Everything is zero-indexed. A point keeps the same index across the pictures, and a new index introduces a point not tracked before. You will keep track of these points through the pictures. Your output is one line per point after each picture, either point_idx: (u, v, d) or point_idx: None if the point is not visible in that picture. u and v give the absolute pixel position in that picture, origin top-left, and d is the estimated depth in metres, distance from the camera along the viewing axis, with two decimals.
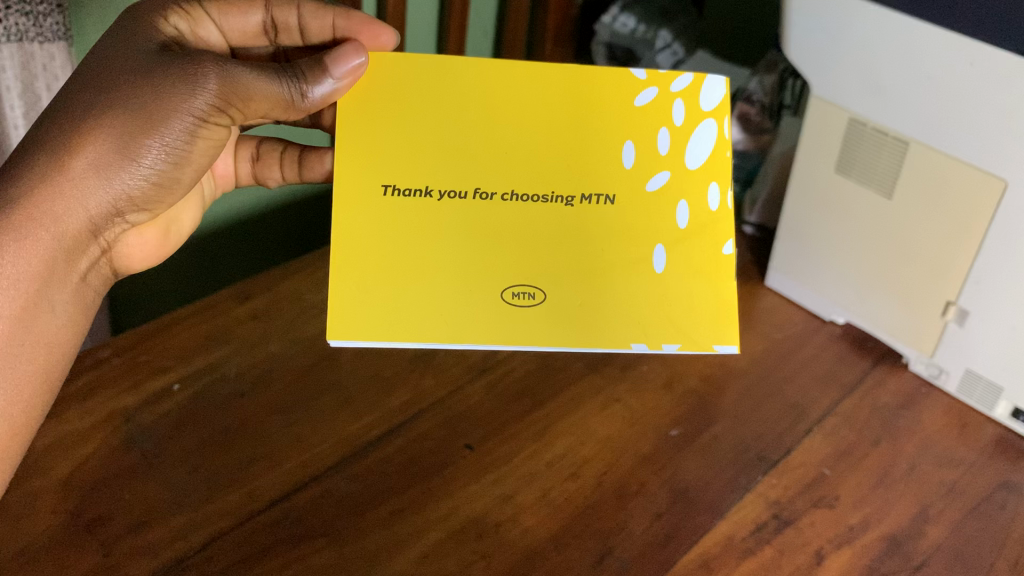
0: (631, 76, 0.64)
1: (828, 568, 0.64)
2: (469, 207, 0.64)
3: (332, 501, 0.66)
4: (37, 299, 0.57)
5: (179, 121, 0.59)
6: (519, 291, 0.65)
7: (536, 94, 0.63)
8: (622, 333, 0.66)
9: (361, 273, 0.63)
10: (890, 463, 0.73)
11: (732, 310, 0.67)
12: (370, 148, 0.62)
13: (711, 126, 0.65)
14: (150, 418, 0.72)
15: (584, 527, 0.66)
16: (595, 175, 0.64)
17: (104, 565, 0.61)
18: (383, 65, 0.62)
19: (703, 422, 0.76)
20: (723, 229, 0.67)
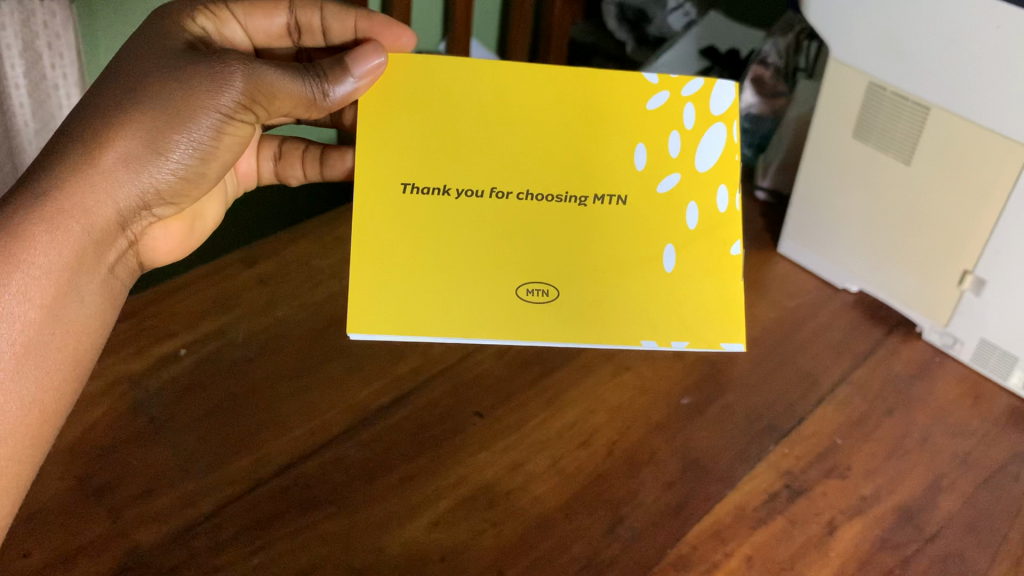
0: (642, 81, 0.63)
1: (841, 539, 0.64)
2: (488, 206, 0.63)
3: (341, 468, 0.66)
4: (67, 288, 0.54)
5: (207, 118, 0.58)
6: (532, 287, 0.63)
7: (550, 96, 0.62)
8: (635, 328, 0.63)
9: (380, 267, 0.62)
10: (903, 434, 0.72)
11: (739, 308, 0.65)
12: (389, 147, 0.61)
13: (721, 130, 0.64)
14: (157, 383, 0.71)
15: (595, 496, 0.66)
16: (608, 175, 0.63)
17: (113, 532, 0.61)
18: (401, 69, 0.61)
19: (714, 391, 0.75)
20: (732, 229, 0.64)
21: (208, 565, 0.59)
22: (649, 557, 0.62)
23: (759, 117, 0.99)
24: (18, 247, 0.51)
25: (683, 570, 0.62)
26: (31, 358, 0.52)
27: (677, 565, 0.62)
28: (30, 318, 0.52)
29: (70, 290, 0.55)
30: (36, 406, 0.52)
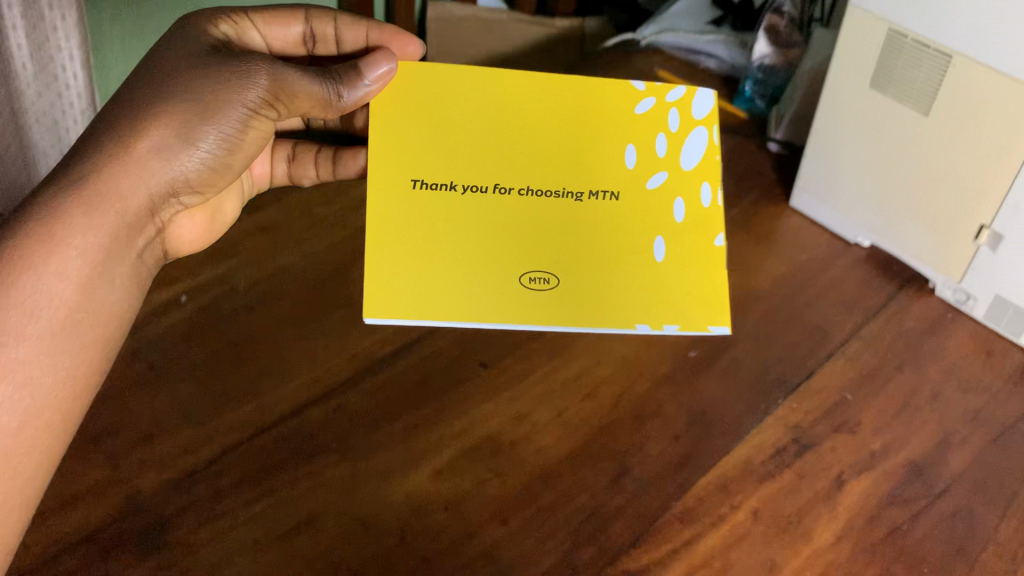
0: (630, 86, 0.62)
1: (849, 494, 0.64)
2: (491, 202, 0.62)
3: (345, 416, 0.65)
4: (101, 269, 0.54)
5: (234, 111, 0.58)
6: (534, 275, 0.61)
7: (542, 98, 0.62)
8: (632, 317, 0.62)
9: (391, 256, 0.60)
10: (913, 390, 0.71)
11: (722, 293, 0.64)
12: (396, 146, 0.60)
13: (703, 133, 0.63)
14: (157, 330, 0.70)
15: (601, 447, 0.65)
16: (601, 172, 0.62)
17: (113, 478, 0.60)
18: (402, 75, 0.61)
19: (722, 344, 0.74)
20: (715, 222, 0.64)
21: (210, 512, 0.59)
22: (653, 510, 0.62)
23: (772, 68, 0.96)
24: (53, 231, 0.51)
25: (689, 522, 0.61)
26: (64, 336, 0.51)
27: (683, 517, 0.62)
28: (64, 298, 0.51)
29: (101, 275, 0.54)
30: (71, 381, 0.51)
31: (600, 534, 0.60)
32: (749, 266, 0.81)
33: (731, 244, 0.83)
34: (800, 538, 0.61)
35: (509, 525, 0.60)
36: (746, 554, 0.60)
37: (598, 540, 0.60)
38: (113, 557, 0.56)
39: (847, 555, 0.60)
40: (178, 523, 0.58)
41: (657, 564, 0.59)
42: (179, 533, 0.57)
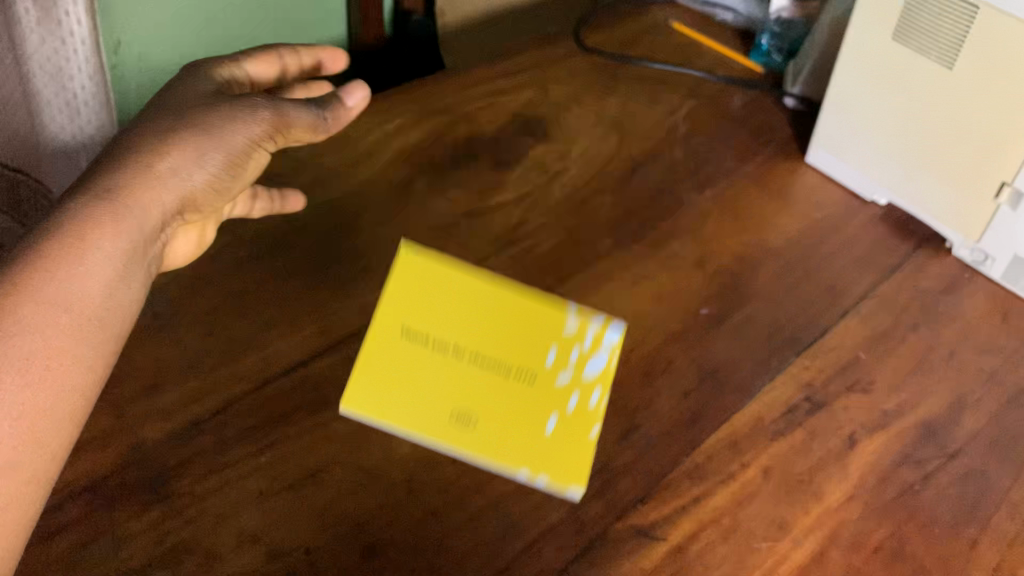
0: (558, 313, 0.59)
1: (861, 453, 0.63)
2: (452, 358, 0.58)
3: (352, 368, 0.65)
4: (128, 272, 0.49)
5: (242, 141, 0.57)
6: (460, 413, 0.58)
7: (487, 303, 0.58)
8: (512, 463, 0.58)
9: (369, 373, 0.58)
10: (928, 350, 0.70)
11: (587, 453, 0.58)
12: (416, 305, 0.58)
13: (600, 363, 0.60)
14: (161, 279, 0.69)
15: (610, 404, 0.65)
16: (517, 356, 0.58)
17: (117, 427, 0.59)
18: (411, 264, 0.58)
19: (735, 301, 0.73)
20: (588, 416, 0.59)
21: (215, 463, 0.58)
22: (662, 466, 0.61)
23: (790, 22, 0.96)
24: (83, 236, 0.48)
25: (698, 479, 0.61)
26: (89, 332, 0.46)
27: (692, 474, 0.61)
28: (93, 294, 0.47)
29: (128, 286, 0.50)
30: (95, 372, 0.47)
31: (608, 490, 0.60)
32: (763, 223, 0.80)
33: (746, 201, 0.81)
34: (810, 497, 0.61)
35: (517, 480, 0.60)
36: (755, 512, 0.59)
37: (606, 496, 0.59)
38: (117, 505, 0.55)
39: (857, 515, 0.60)
40: (183, 473, 0.57)
41: (666, 521, 0.59)
42: (184, 483, 0.57)
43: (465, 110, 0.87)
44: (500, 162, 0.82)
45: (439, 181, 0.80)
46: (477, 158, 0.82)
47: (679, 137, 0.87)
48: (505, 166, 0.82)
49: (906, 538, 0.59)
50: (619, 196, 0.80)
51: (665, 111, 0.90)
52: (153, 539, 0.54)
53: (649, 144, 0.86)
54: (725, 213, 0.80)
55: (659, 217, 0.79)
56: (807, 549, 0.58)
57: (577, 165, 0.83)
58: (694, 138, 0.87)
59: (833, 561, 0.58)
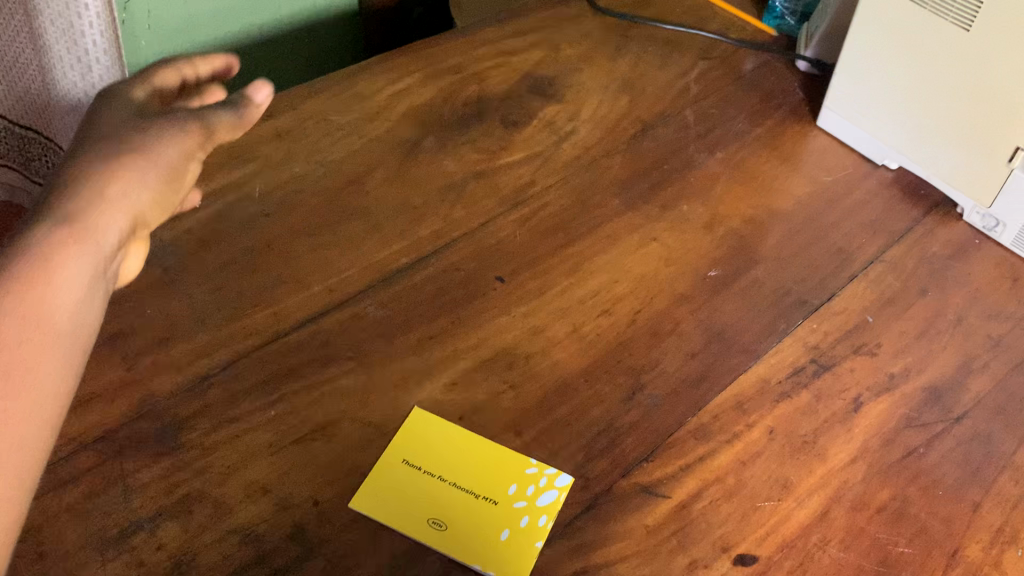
0: (523, 462, 0.59)
1: (866, 415, 0.63)
2: (433, 485, 0.57)
3: (361, 325, 0.65)
4: (59, 311, 0.45)
5: (172, 153, 0.54)
6: (437, 520, 0.56)
7: (461, 465, 0.59)
8: (470, 554, 0.54)
9: (374, 490, 0.57)
10: (936, 314, 0.70)
11: (539, 539, 0.55)
12: (421, 449, 0.59)
13: (553, 497, 0.58)
14: (171, 234, 0.69)
15: (616, 363, 0.65)
16: (483, 522, 0.56)
17: (128, 379, 0.60)
18: (412, 432, 0.60)
19: (744, 264, 0.73)
20: (530, 551, 0.55)
21: (225, 415, 0.59)
22: (667, 425, 0.62)
23: None
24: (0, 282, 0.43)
25: (703, 438, 0.61)
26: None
27: (697, 434, 0.61)
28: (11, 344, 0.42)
29: (95, 312, 0.48)
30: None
31: (614, 448, 0.60)
32: (773, 187, 0.79)
33: (756, 164, 0.81)
34: (815, 458, 0.61)
35: (523, 437, 0.60)
36: (760, 471, 0.60)
37: (611, 454, 0.60)
38: (128, 456, 0.56)
39: (861, 477, 0.60)
40: (193, 426, 0.58)
41: (671, 479, 0.59)
42: (193, 435, 0.57)
43: (475, 70, 0.86)
44: (510, 121, 0.82)
45: (449, 140, 0.79)
46: (486, 118, 0.82)
47: (690, 100, 0.86)
48: (515, 126, 0.81)
49: (909, 499, 0.59)
50: (629, 157, 0.80)
51: (677, 72, 0.89)
52: (164, 489, 0.55)
53: (660, 105, 0.85)
54: (735, 176, 0.80)
55: (668, 179, 0.78)
56: (810, 509, 0.58)
57: (586, 125, 0.82)
58: (705, 101, 0.86)
59: (836, 520, 0.58)
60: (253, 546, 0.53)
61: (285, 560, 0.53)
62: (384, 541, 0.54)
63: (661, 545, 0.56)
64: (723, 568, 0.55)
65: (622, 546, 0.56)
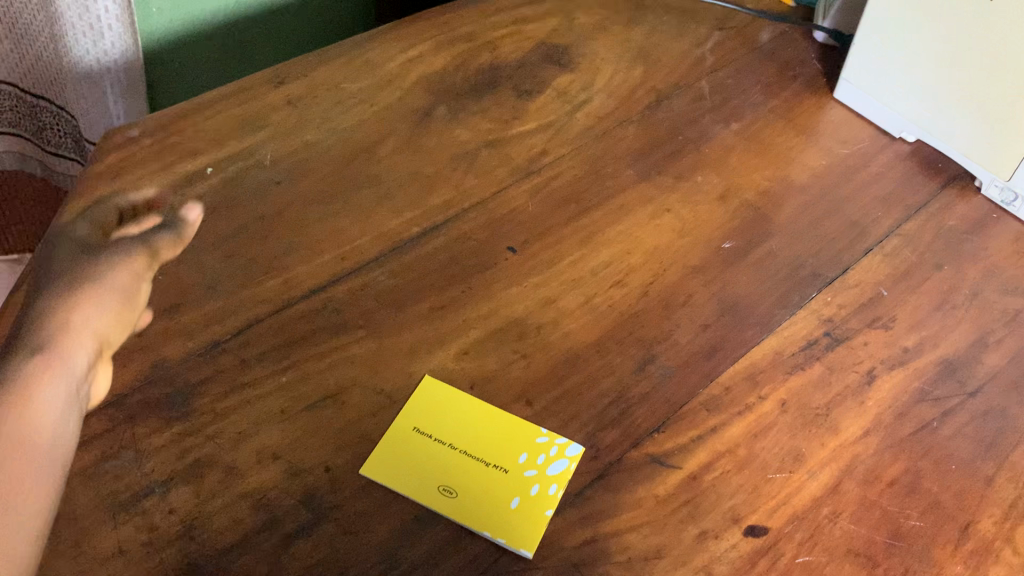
0: (535, 430, 0.59)
1: (879, 389, 0.63)
2: (444, 454, 0.58)
3: (371, 294, 0.65)
4: (45, 427, 0.46)
5: (122, 279, 0.56)
6: (447, 489, 0.56)
7: (472, 433, 0.59)
8: (479, 521, 0.54)
9: (385, 455, 0.57)
10: (951, 289, 0.70)
11: (548, 508, 0.55)
12: (431, 418, 0.59)
13: (564, 465, 0.57)
14: (182, 200, 0.68)
15: (628, 334, 0.65)
16: (494, 489, 0.56)
17: (138, 344, 0.60)
18: (424, 398, 0.60)
19: (758, 236, 0.72)
20: (539, 519, 0.55)
21: (236, 382, 0.59)
22: (679, 396, 0.61)
23: None
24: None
25: (715, 410, 0.61)
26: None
27: (708, 405, 0.61)
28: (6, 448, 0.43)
29: (74, 428, 0.49)
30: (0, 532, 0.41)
31: (624, 418, 0.60)
32: (789, 159, 0.78)
33: (772, 136, 0.80)
34: (827, 431, 0.61)
35: (534, 407, 0.60)
36: (771, 444, 0.60)
37: (622, 424, 0.60)
38: (139, 420, 0.56)
39: (873, 450, 0.60)
40: (204, 391, 0.58)
41: (682, 450, 0.59)
42: (204, 401, 0.57)
43: (488, 38, 0.85)
44: (523, 91, 0.81)
45: (461, 109, 0.79)
46: (499, 87, 0.81)
47: (706, 70, 0.85)
48: (528, 95, 0.80)
49: (922, 473, 0.59)
50: (643, 128, 0.79)
51: (692, 42, 0.88)
52: (175, 454, 0.55)
53: (675, 76, 0.84)
54: (750, 147, 0.79)
55: (682, 150, 0.78)
56: (822, 481, 0.58)
57: (600, 95, 0.81)
58: (721, 71, 0.85)
59: (847, 493, 0.58)
60: (263, 512, 0.53)
61: (296, 525, 0.53)
62: (395, 508, 0.54)
63: (671, 515, 0.56)
64: (733, 539, 0.55)
65: (632, 516, 0.56)
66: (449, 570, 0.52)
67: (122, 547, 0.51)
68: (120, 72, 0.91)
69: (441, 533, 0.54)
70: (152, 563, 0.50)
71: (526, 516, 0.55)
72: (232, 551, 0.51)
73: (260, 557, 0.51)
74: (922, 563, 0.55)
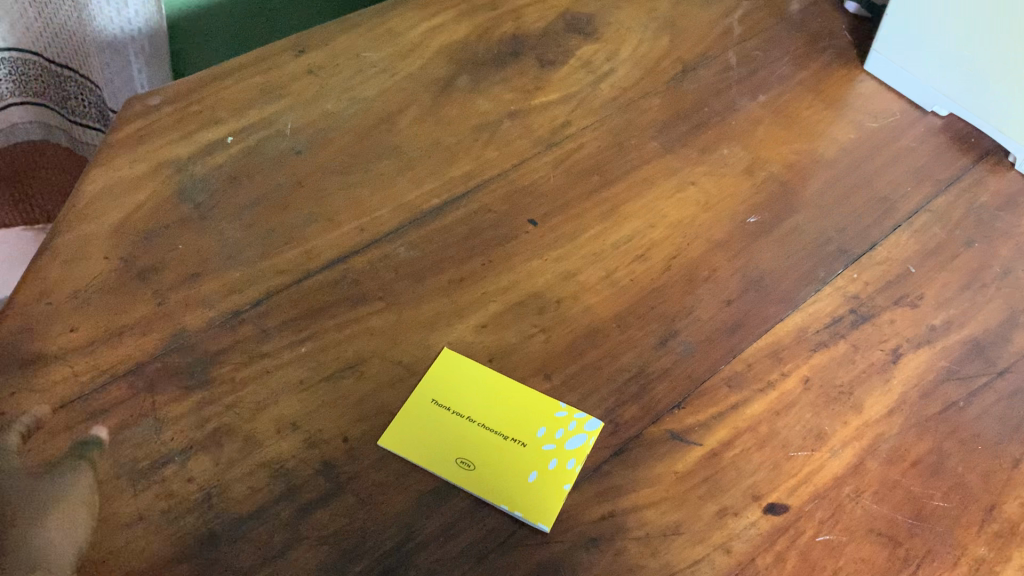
0: (553, 405, 0.59)
1: (905, 367, 0.62)
2: (462, 427, 0.57)
3: (390, 265, 0.64)
4: None
5: (50, 520, 0.47)
6: (465, 461, 0.56)
7: (491, 407, 0.58)
8: (497, 494, 0.54)
9: (404, 426, 0.57)
10: (981, 267, 0.68)
11: (566, 482, 0.55)
12: (450, 392, 0.59)
13: (583, 440, 0.57)
14: (203, 169, 0.68)
15: (649, 309, 0.64)
16: (512, 463, 0.56)
17: (158, 314, 0.60)
18: (444, 370, 0.60)
19: (784, 210, 0.71)
20: (556, 493, 0.54)
21: (255, 351, 0.59)
22: (700, 372, 0.61)
23: None
24: None
25: (737, 386, 0.60)
26: None
27: (730, 381, 0.60)
28: None
29: None
30: None
31: (644, 393, 0.59)
32: (817, 132, 0.77)
33: (800, 108, 0.78)
34: (850, 409, 0.60)
35: (553, 380, 0.60)
36: (793, 421, 0.59)
37: (642, 399, 0.59)
38: (159, 388, 0.56)
39: (898, 429, 0.59)
40: (223, 361, 0.58)
41: (702, 426, 0.58)
42: (223, 370, 0.57)
43: (511, 6, 0.84)
44: (546, 60, 0.80)
45: (483, 78, 0.78)
46: (522, 57, 0.80)
47: (733, 41, 0.83)
48: (551, 65, 0.79)
49: (947, 453, 0.58)
50: (668, 99, 0.78)
51: (720, 12, 0.86)
52: (194, 423, 0.55)
53: (702, 46, 0.83)
54: (778, 120, 0.77)
55: (708, 122, 0.76)
56: (844, 460, 0.57)
57: (625, 66, 0.80)
58: (749, 42, 0.84)
59: (870, 472, 0.57)
60: (282, 481, 0.53)
61: (313, 496, 0.53)
62: (413, 479, 0.54)
63: (690, 491, 0.55)
64: (753, 516, 0.55)
65: (651, 491, 0.55)
66: (467, 542, 0.52)
67: (142, 514, 0.51)
68: (144, 40, 0.91)
69: (458, 505, 0.54)
70: (171, 530, 0.51)
71: (544, 491, 0.55)
72: (250, 520, 0.52)
73: (278, 526, 0.52)
74: (944, 544, 0.54)
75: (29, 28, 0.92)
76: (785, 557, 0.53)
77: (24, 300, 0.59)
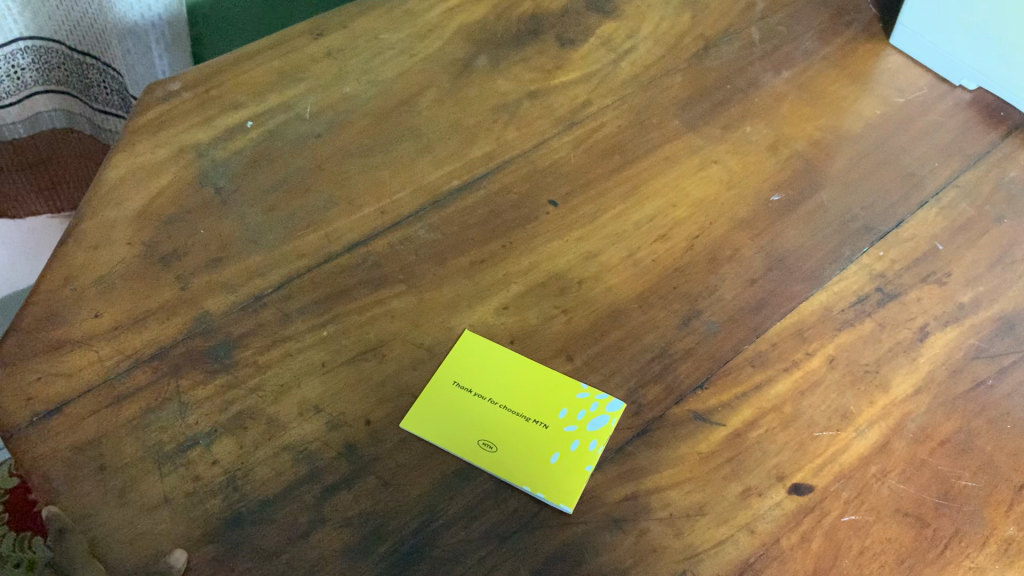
0: (575, 387, 0.58)
1: (932, 345, 0.61)
2: (485, 410, 0.57)
3: (411, 248, 0.64)
4: None
5: None
6: (487, 444, 0.56)
7: (513, 390, 0.58)
8: (520, 477, 0.54)
9: (427, 410, 0.56)
10: (1011, 243, 0.67)
11: (588, 465, 0.55)
12: (473, 375, 0.59)
13: (604, 422, 0.57)
14: (224, 153, 0.68)
15: (672, 289, 0.63)
16: (534, 446, 0.56)
17: (182, 298, 0.60)
18: (467, 353, 0.59)
19: (808, 188, 0.70)
20: (578, 475, 0.54)
21: (277, 334, 0.59)
22: (724, 352, 0.60)
23: None
24: None
25: (761, 366, 0.60)
26: None
27: (755, 361, 0.60)
28: None
29: None
30: None
31: (667, 374, 0.59)
32: (842, 108, 0.76)
33: (825, 84, 0.77)
34: (877, 388, 0.59)
35: (575, 361, 0.59)
36: (819, 400, 0.58)
37: (665, 380, 0.59)
38: (182, 372, 0.56)
39: (925, 409, 0.58)
40: (245, 344, 0.58)
41: (727, 406, 0.58)
42: (246, 353, 0.58)
43: None
44: (566, 39, 0.79)
45: (502, 59, 0.77)
46: (542, 36, 0.79)
47: (756, 17, 0.82)
48: (571, 44, 0.78)
49: (976, 431, 0.58)
50: (690, 76, 0.77)
51: None
52: (219, 406, 0.55)
53: (724, 22, 0.82)
54: (803, 96, 0.76)
55: (732, 99, 0.75)
56: (870, 440, 0.57)
57: (646, 43, 0.79)
58: (772, 17, 0.82)
59: (897, 451, 0.56)
60: (305, 464, 0.54)
61: (337, 478, 0.53)
62: (435, 461, 0.54)
63: (714, 472, 0.55)
64: (777, 497, 0.54)
65: (674, 472, 0.55)
66: (489, 523, 0.52)
67: (168, 497, 0.52)
68: (164, 26, 0.93)
69: (481, 487, 0.54)
70: (196, 514, 0.51)
71: (566, 473, 0.54)
72: (274, 502, 0.52)
73: (302, 508, 0.52)
74: (973, 524, 0.54)
75: (50, 16, 0.93)
76: (810, 537, 0.53)
77: (50, 286, 0.59)
